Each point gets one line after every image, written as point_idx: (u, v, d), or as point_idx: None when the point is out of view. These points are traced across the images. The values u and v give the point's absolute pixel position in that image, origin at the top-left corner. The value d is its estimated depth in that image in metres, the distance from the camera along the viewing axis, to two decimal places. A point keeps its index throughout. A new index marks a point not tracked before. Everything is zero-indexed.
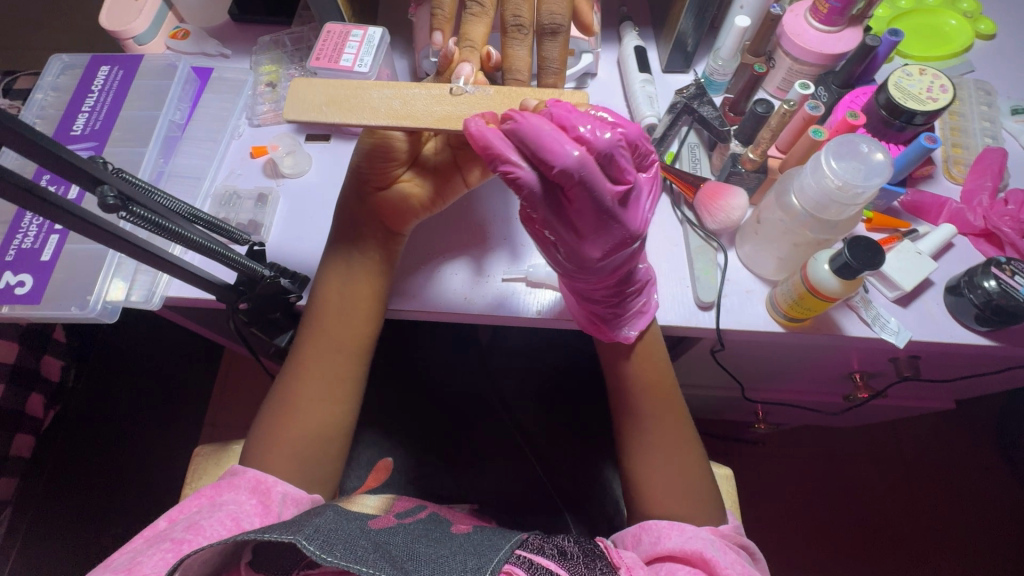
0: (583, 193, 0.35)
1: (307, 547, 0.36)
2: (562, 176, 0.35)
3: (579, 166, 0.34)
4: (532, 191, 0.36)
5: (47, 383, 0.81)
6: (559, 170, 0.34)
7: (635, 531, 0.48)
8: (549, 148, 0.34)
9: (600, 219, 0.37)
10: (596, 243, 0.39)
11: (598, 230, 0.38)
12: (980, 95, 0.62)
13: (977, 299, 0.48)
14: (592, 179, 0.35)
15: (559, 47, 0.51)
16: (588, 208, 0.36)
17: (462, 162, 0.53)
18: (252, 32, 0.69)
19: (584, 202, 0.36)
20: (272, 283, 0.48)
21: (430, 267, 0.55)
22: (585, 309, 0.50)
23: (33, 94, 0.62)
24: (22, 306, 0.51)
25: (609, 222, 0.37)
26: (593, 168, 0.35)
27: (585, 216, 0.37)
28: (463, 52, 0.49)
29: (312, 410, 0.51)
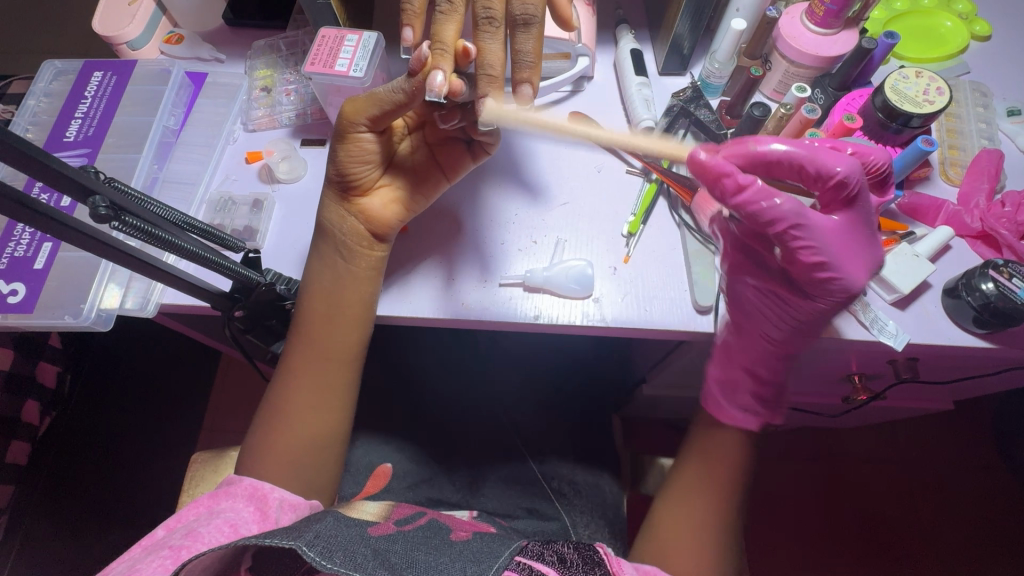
0: (864, 213, 0.46)
1: (308, 554, 0.36)
2: (831, 187, 0.44)
3: (850, 177, 0.43)
4: (811, 228, 0.45)
5: (42, 390, 0.81)
6: (839, 176, 0.43)
7: (648, 573, 0.46)
8: (802, 155, 0.44)
9: (866, 243, 0.46)
10: (840, 281, 0.46)
11: (857, 260, 0.46)
12: (976, 96, 0.62)
13: (975, 301, 0.48)
14: (861, 199, 0.45)
15: (532, 40, 0.49)
16: (849, 227, 0.46)
17: (442, 159, 0.55)
18: (247, 37, 0.69)
19: (823, 221, 0.45)
20: (267, 290, 0.49)
21: (413, 270, 0.55)
22: (732, 377, 0.56)
23: (26, 100, 0.61)
24: (14, 315, 0.50)
25: (869, 245, 0.47)
26: (861, 185, 0.44)
27: (844, 236, 0.46)
28: (434, 57, 0.46)
29: (308, 417, 0.51)
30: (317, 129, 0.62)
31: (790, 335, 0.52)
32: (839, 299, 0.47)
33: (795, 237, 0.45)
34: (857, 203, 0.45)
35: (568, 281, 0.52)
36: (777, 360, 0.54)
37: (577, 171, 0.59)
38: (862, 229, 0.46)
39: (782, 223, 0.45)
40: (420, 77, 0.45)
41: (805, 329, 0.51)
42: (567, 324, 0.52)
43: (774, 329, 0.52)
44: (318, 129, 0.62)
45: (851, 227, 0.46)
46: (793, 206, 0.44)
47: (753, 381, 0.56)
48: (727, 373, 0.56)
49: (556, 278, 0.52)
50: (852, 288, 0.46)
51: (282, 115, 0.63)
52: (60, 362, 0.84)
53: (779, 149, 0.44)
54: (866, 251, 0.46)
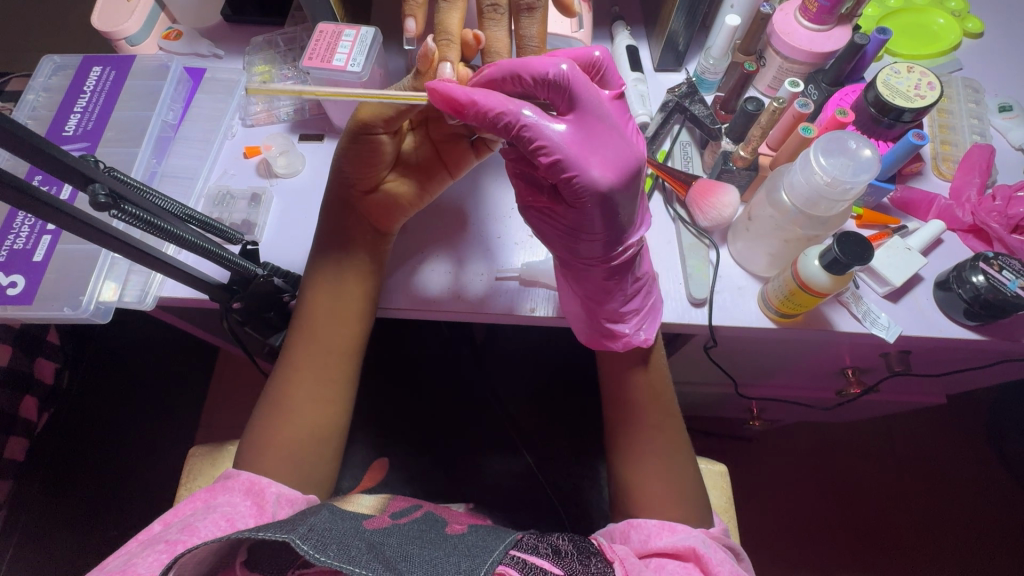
0: (590, 103, 0.40)
1: (301, 546, 0.36)
2: (551, 88, 0.40)
3: (563, 75, 0.40)
4: (541, 128, 0.40)
5: (41, 385, 0.81)
6: (552, 79, 0.40)
7: (623, 527, 0.48)
8: (545, 63, 0.40)
9: (606, 141, 0.40)
10: (585, 177, 0.39)
11: (602, 150, 0.40)
12: (968, 92, 0.63)
13: (965, 294, 0.48)
14: (582, 91, 0.40)
15: (536, 24, 0.50)
16: (600, 126, 0.40)
17: (446, 155, 0.55)
18: (245, 33, 0.69)
19: (589, 117, 0.40)
20: (265, 282, 0.49)
21: (417, 261, 0.56)
22: (587, 313, 0.50)
23: (25, 95, 0.61)
24: (13, 307, 0.51)
25: (589, 143, 0.40)
26: (581, 80, 0.40)
27: (581, 137, 0.40)
28: (440, 47, 0.49)
29: (308, 409, 0.51)
30: (315, 124, 0.63)
31: (598, 257, 0.45)
32: (588, 197, 0.40)
33: (529, 137, 0.40)
34: (579, 98, 0.40)
35: None
36: (607, 276, 0.47)
37: None
38: (611, 123, 0.40)
39: (516, 130, 0.40)
40: (426, 73, 0.46)
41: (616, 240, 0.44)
42: (562, 317, 0.52)
43: (587, 247, 0.45)
44: (316, 124, 0.63)
45: (603, 118, 0.40)
46: (518, 106, 0.40)
47: (598, 307, 0.49)
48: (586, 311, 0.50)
49: (553, 269, 0.53)
50: (600, 180, 0.39)
51: (280, 110, 0.63)
52: (58, 358, 0.84)
53: (501, 68, 0.42)
54: (618, 142, 0.40)
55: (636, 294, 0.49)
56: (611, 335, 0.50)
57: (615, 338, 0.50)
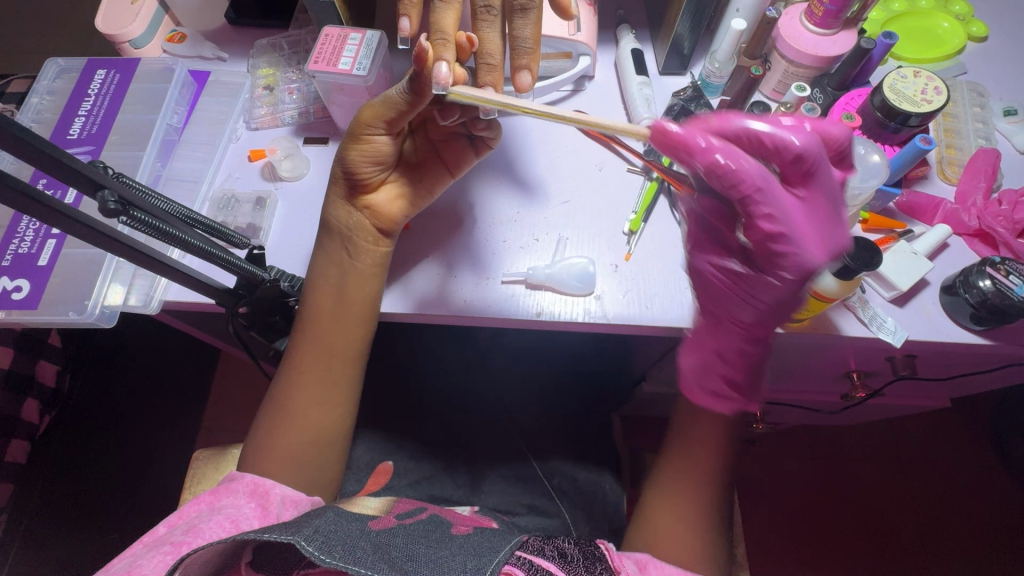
0: (824, 191, 0.39)
1: (307, 548, 0.36)
2: (790, 159, 0.38)
3: (808, 150, 0.37)
4: (772, 196, 0.38)
5: (43, 388, 0.81)
6: (794, 154, 0.37)
7: (642, 559, 0.46)
8: (779, 127, 0.37)
9: (823, 221, 0.40)
10: (795, 253, 0.39)
11: (819, 234, 0.40)
12: (973, 96, 0.63)
13: (973, 299, 0.48)
14: (825, 170, 0.38)
15: (531, 26, 0.50)
16: (820, 204, 0.39)
17: (446, 156, 0.55)
18: (249, 35, 0.69)
19: (817, 196, 0.39)
20: (272, 286, 0.49)
21: (416, 266, 0.55)
22: (709, 379, 0.49)
23: (29, 98, 0.61)
24: (18, 311, 0.51)
25: (820, 224, 0.40)
26: (822, 156, 0.38)
27: (806, 212, 0.39)
28: (436, 46, 0.47)
29: (311, 413, 0.52)
30: (320, 127, 0.63)
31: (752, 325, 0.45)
32: (789, 275, 0.40)
33: (756, 200, 0.38)
34: (816, 174, 0.38)
35: (570, 278, 0.53)
36: (746, 346, 0.46)
37: (577, 170, 0.60)
38: (834, 203, 0.39)
39: (738, 187, 0.38)
40: (422, 72, 0.45)
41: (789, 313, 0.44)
42: (568, 322, 0.52)
43: (744, 312, 0.44)
44: (321, 127, 0.63)
45: (835, 204, 0.39)
46: (738, 163, 0.38)
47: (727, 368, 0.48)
48: (714, 373, 0.49)
49: (558, 275, 0.53)
50: (815, 265, 0.40)
51: (284, 113, 0.63)
52: (60, 360, 0.84)
53: (749, 125, 0.38)
54: (835, 230, 0.40)
55: (763, 369, 0.48)
56: (724, 396, 0.50)
57: (726, 399, 0.50)
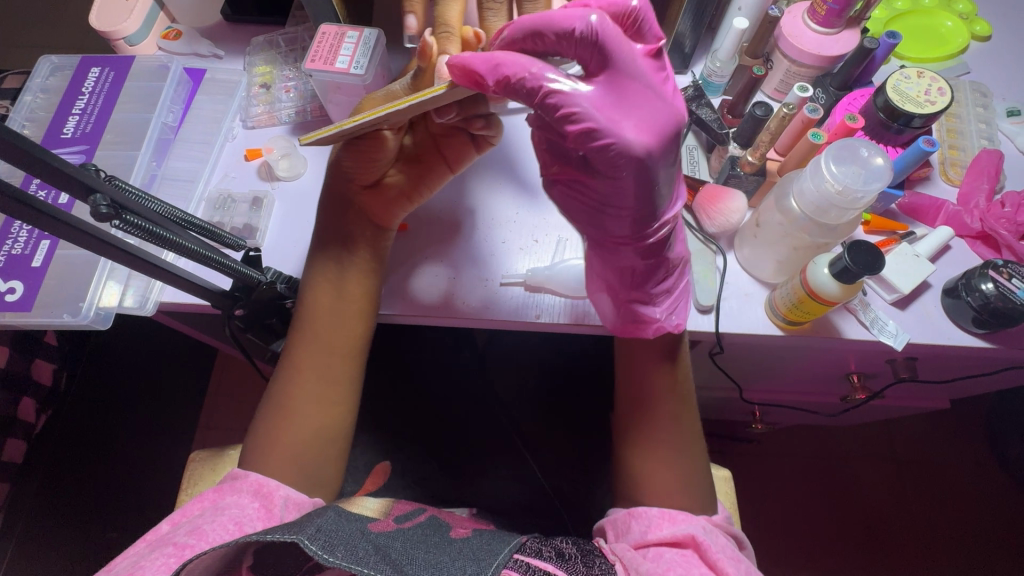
0: (622, 68, 0.36)
1: (310, 547, 0.36)
2: (580, 44, 0.36)
3: (593, 27, 0.35)
4: (569, 94, 0.36)
5: (38, 386, 0.81)
6: (579, 31, 0.35)
7: (625, 517, 0.48)
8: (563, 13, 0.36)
9: (642, 102, 0.36)
10: (615, 141, 0.35)
11: (638, 112, 0.36)
12: (976, 96, 0.63)
13: (975, 302, 0.48)
14: (616, 45, 0.35)
15: (541, 10, 0.50)
16: (640, 84, 0.36)
17: (447, 152, 0.53)
18: (245, 33, 0.68)
19: (628, 75, 0.36)
20: (268, 289, 0.49)
21: (418, 267, 0.55)
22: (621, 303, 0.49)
23: (22, 96, 0.61)
24: (12, 313, 0.50)
25: (625, 112, 0.36)
26: (614, 33, 0.35)
27: (614, 97, 0.36)
28: (441, 41, 0.48)
29: (309, 411, 0.51)
30: (317, 126, 0.62)
31: (627, 234, 0.43)
32: (624, 164, 0.36)
33: (563, 103, 0.36)
34: (613, 57, 0.36)
35: (569, 279, 0.52)
36: (638, 261, 0.46)
37: None
38: (643, 80, 0.36)
39: (539, 98, 0.37)
40: (427, 69, 0.45)
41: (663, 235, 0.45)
42: (568, 323, 0.52)
43: (616, 226, 0.43)
44: (320, 126, 0.62)
45: (636, 79, 0.36)
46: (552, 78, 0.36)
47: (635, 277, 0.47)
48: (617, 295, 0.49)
49: (559, 275, 0.52)
50: (638, 145, 0.35)
51: (281, 112, 0.62)
52: (56, 358, 0.84)
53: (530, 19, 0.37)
54: (654, 105, 0.36)
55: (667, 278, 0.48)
56: (639, 321, 0.49)
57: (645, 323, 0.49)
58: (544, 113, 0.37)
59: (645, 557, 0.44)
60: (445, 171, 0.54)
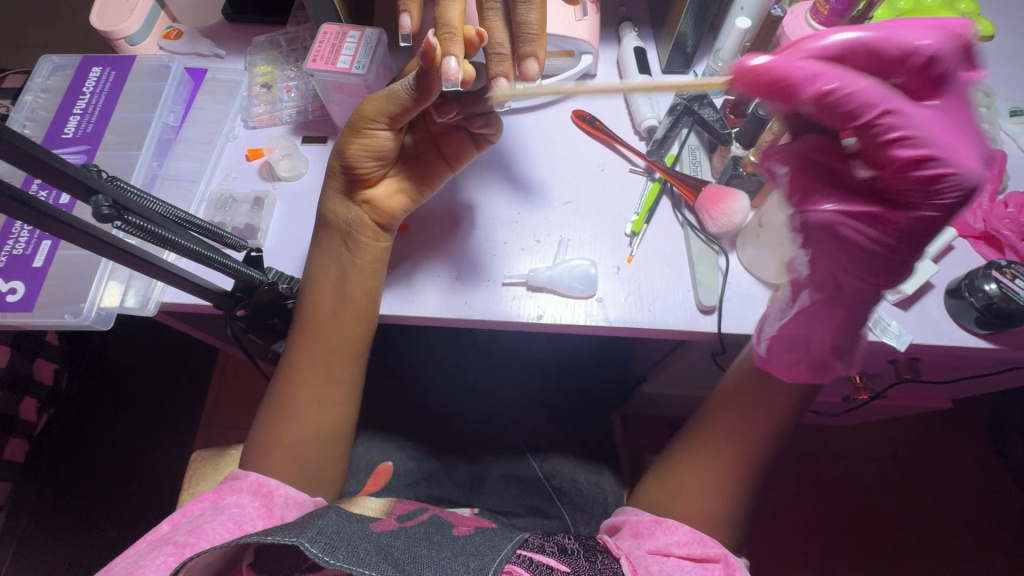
0: (956, 106, 0.33)
1: (310, 550, 0.36)
2: (922, 72, 0.33)
3: (937, 54, 0.32)
4: (905, 124, 0.33)
5: (40, 387, 0.81)
6: (919, 61, 0.32)
7: (649, 522, 0.48)
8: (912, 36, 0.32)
9: (974, 138, 0.33)
10: (944, 167, 0.33)
11: (973, 150, 0.33)
12: (979, 96, 0.62)
13: (978, 303, 0.48)
14: (957, 72, 0.32)
15: (535, 12, 0.50)
16: (958, 120, 0.33)
17: (448, 151, 0.54)
18: (246, 32, 0.68)
19: (958, 109, 0.33)
20: (269, 290, 0.49)
21: (418, 268, 0.54)
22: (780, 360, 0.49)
23: (23, 96, 0.61)
24: (13, 313, 0.50)
25: (948, 150, 0.33)
26: (960, 65, 0.32)
27: (946, 124, 0.33)
28: (443, 40, 0.46)
29: (311, 412, 0.51)
30: (319, 126, 0.62)
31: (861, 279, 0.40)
32: (949, 201, 0.34)
33: (886, 122, 0.33)
34: (940, 75, 0.33)
35: (571, 280, 0.52)
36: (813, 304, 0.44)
37: (579, 170, 0.59)
38: (970, 114, 0.33)
39: (855, 122, 0.34)
40: (429, 69, 0.43)
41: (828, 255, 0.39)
42: (570, 323, 0.51)
43: (843, 276, 0.40)
44: (321, 126, 0.62)
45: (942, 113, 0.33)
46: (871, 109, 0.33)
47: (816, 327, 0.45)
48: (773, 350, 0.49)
49: (559, 278, 0.52)
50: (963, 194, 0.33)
51: (282, 112, 0.62)
52: (58, 358, 0.84)
53: (840, 40, 0.33)
54: (972, 141, 0.33)
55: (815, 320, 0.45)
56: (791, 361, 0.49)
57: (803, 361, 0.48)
58: (860, 137, 0.34)
59: (664, 562, 0.44)
60: (447, 171, 0.54)
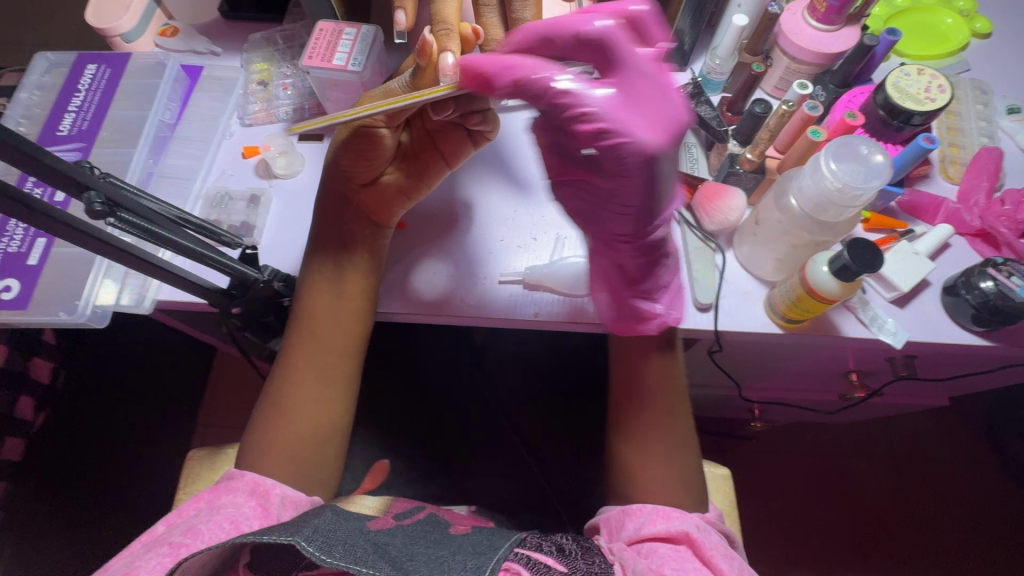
0: (642, 76, 0.34)
1: (307, 548, 0.36)
2: (590, 49, 0.36)
3: (603, 33, 0.35)
4: (579, 96, 0.34)
5: (36, 384, 0.80)
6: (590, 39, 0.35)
7: (619, 515, 0.48)
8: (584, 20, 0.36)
9: (655, 101, 0.34)
10: (628, 142, 0.33)
11: (649, 112, 0.33)
12: (976, 94, 0.62)
13: (974, 300, 0.48)
14: (620, 48, 0.35)
15: (532, 8, 0.50)
16: (651, 80, 0.34)
17: (444, 147, 0.53)
18: (243, 30, 0.68)
19: (643, 75, 0.34)
20: (265, 288, 0.49)
21: (416, 266, 0.55)
22: (617, 303, 0.47)
23: (18, 94, 0.60)
24: (7, 311, 0.50)
25: (636, 109, 0.34)
26: (620, 38, 0.35)
27: (626, 94, 0.34)
28: (439, 37, 0.47)
29: (308, 410, 0.51)
30: (315, 124, 0.62)
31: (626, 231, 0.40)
32: (634, 167, 0.34)
33: (590, 95, 0.34)
34: (618, 57, 0.35)
35: (568, 277, 0.52)
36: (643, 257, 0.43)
37: None
38: (652, 79, 0.34)
39: (542, 98, 0.36)
40: (426, 67, 0.45)
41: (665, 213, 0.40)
42: (567, 321, 0.52)
43: (616, 223, 0.40)
44: (318, 124, 0.62)
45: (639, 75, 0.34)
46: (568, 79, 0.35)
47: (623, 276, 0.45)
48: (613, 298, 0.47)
49: (557, 274, 0.52)
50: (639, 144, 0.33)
51: (279, 109, 0.62)
52: (54, 357, 0.83)
53: (537, 27, 0.38)
54: (662, 102, 0.34)
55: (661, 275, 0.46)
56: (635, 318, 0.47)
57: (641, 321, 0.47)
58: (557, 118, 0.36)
59: (639, 554, 0.43)
60: (443, 166, 0.54)
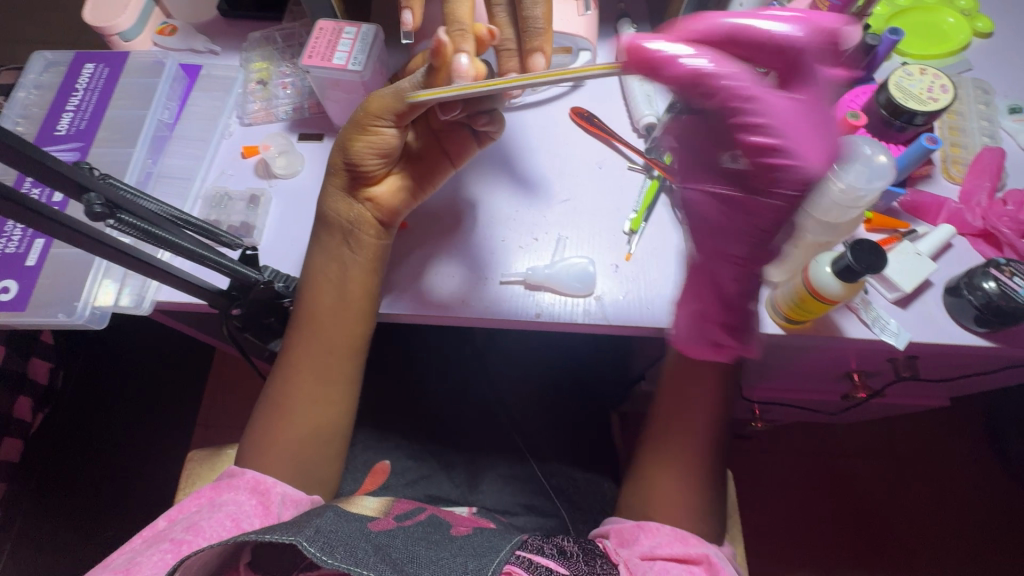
0: (819, 98, 0.33)
1: (308, 549, 0.36)
2: (778, 57, 0.33)
3: (803, 44, 0.32)
4: (769, 112, 0.32)
5: (35, 386, 0.81)
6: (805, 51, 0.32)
7: (632, 528, 0.48)
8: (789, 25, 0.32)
9: (824, 130, 0.33)
10: (798, 170, 0.33)
11: (822, 143, 0.33)
12: (978, 93, 0.62)
13: (976, 300, 0.48)
14: (816, 64, 0.33)
15: (542, 6, 0.49)
16: (817, 107, 0.33)
17: (450, 147, 0.53)
18: (242, 28, 0.68)
19: (821, 100, 0.33)
20: (264, 289, 0.48)
21: (419, 266, 0.54)
22: (700, 336, 0.45)
23: (16, 93, 0.60)
24: (6, 312, 0.50)
25: (829, 141, 0.33)
26: (826, 56, 0.33)
27: (802, 112, 0.33)
28: (454, 37, 0.47)
29: (309, 411, 0.51)
30: (315, 123, 0.61)
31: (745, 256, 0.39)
32: (792, 191, 0.34)
33: (748, 110, 0.33)
34: (809, 74, 0.33)
35: (569, 278, 0.52)
36: (736, 284, 0.41)
37: (577, 167, 0.59)
38: (826, 109, 0.33)
39: (719, 99, 0.33)
40: (440, 68, 0.44)
41: (737, 232, 0.38)
42: (568, 322, 0.51)
43: (736, 244, 0.39)
44: (317, 123, 0.61)
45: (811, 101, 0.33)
46: (755, 94, 0.33)
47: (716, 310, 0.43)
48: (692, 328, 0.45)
49: (558, 275, 0.52)
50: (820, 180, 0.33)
51: (278, 109, 0.62)
52: (52, 358, 0.84)
53: (728, 21, 0.33)
54: (823, 135, 0.33)
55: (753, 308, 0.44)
56: (716, 347, 0.45)
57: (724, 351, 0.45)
58: (722, 116, 0.34)
59: (652, 570, 0.43)
60: (449, 168, 0.54)
